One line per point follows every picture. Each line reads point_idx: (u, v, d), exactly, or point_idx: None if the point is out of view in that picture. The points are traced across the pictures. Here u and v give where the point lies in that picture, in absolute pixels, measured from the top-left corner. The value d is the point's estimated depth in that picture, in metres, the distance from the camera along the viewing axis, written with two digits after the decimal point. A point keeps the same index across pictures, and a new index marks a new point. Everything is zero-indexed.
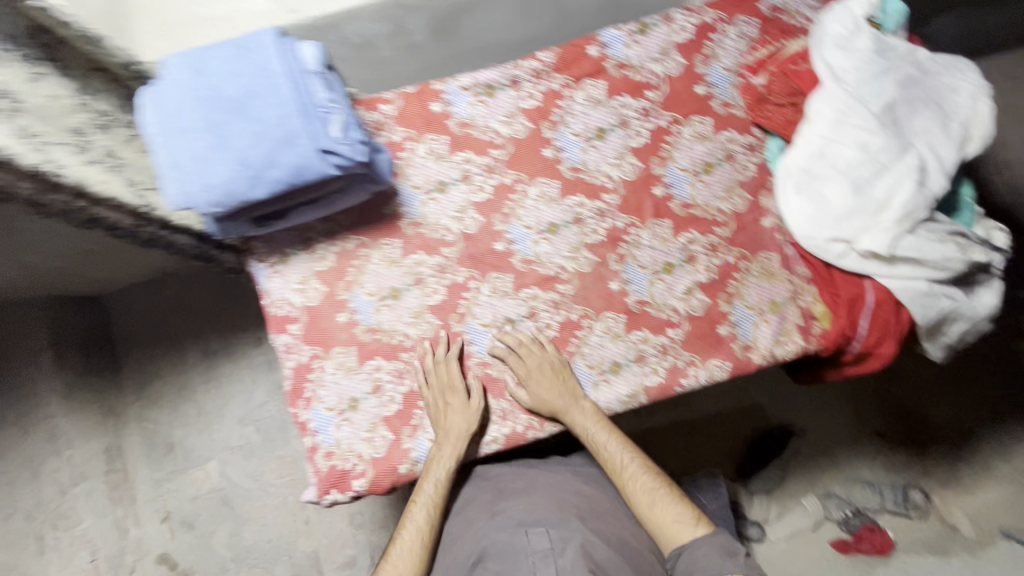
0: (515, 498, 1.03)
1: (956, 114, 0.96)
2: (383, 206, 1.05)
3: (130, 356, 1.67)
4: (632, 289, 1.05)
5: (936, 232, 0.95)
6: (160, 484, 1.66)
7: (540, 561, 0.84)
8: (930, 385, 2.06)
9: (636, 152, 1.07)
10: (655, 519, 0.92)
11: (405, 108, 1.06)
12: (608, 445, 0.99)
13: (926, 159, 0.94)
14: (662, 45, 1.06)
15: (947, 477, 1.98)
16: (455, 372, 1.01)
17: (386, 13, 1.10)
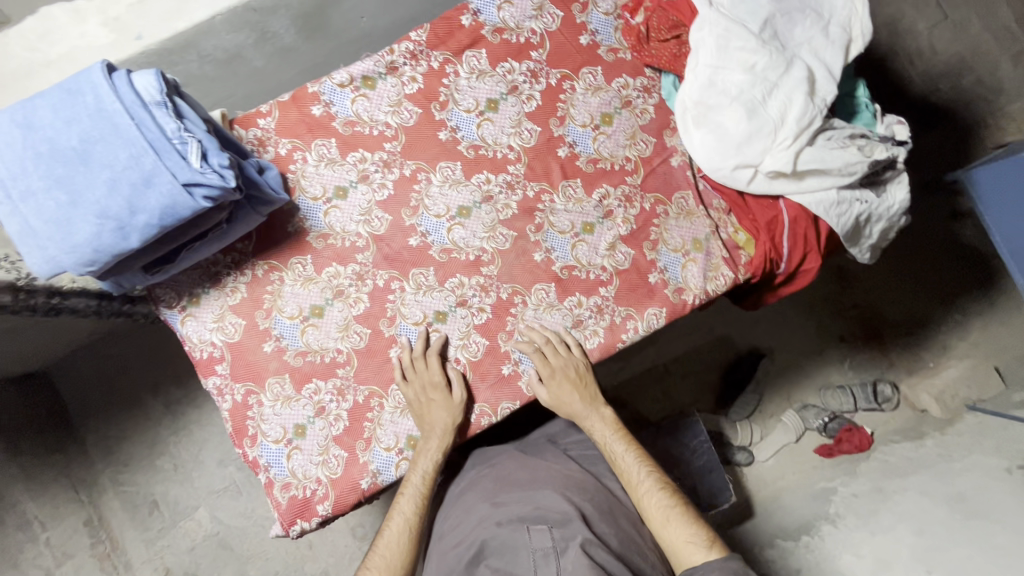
0: (516, 487, 1.01)
1: (833, 15, 0.95)
2: (285, 226, 1.01)
3: (89, 425, 1.60)
4: (557, 256, 1.03)
5: (836, 142, 0.95)
6: (152, 543, 1.60)
7: (540, 561, 0.85)
8: (879, 282, 2.15)
9: (532, 117, 1.04)
10: (666, 536, 0.91)
11: (284, 118, 1.01)
12: (628, 455, 1.01)
13: (813, 68, 0.93)
14: (535, 2, 1.03)
15: (911, 364, 2.08)
16: (434, 367, 0.98)
17: (242, 21, 1.03)
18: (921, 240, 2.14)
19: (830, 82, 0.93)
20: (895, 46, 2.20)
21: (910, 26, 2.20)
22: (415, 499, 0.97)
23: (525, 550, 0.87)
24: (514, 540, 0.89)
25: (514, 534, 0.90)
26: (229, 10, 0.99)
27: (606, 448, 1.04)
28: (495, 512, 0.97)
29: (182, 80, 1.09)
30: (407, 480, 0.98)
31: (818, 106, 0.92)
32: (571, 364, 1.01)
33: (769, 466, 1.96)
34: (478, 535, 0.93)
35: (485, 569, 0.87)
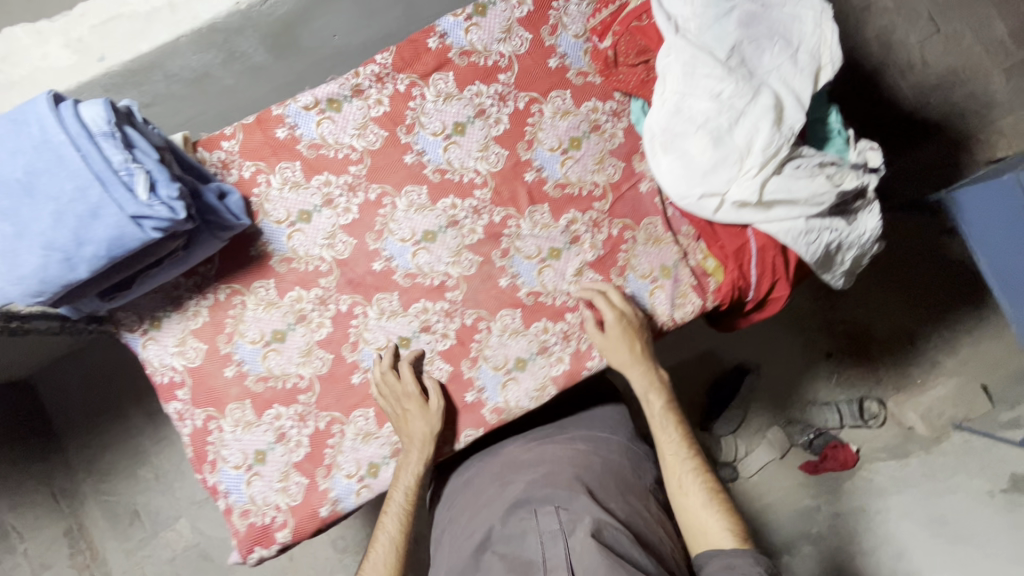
0: (527, 472, 1.02)
1: (801, 42, 0.93)
2: (247, 249, 1.00)
3: (72, 434, 1.59)
4: (522, 281, 1.02)
5: (809, 171, 0.94)
6: (132, 553, 1.59)
7: (548, 541, 0.81)
8: (868, 298, 2.10)
9: (499, 140, 1.02)
10: (692, 517, 0.87)
11: (248, 141, 1.00)
12: (671, 440, 0.95)
13: (781, 95, 0.92)
14: (504, 24, 1.01)
15: (899, 379, 2.05)
16: (406, 378, 0.97)
17: (207, 41, 1.01)
18: (909, 255, 2.11)
19: (799, 110, 0.92)
20: (886, 58, 2.18)
21: (901, 39, 2.19)
22: (411, 474, 0.95)
23: (533, 534, 0.84)
24: (521, 527, 0.86)
25: (522, 519, 0.88)
26: (193, 31, 0.98)
27: (653, 428, 0.97)
28: (501, 500, 0.97)
29: (148, 99, 1.07)
30: (406, 464, 0.96)
31: (785, 134, 0.91)
32: (632, 314, 0.99)
33: (753, 482, 1.91)
34: (485, 523, 0.93)
35: (493, 555, 0.85)
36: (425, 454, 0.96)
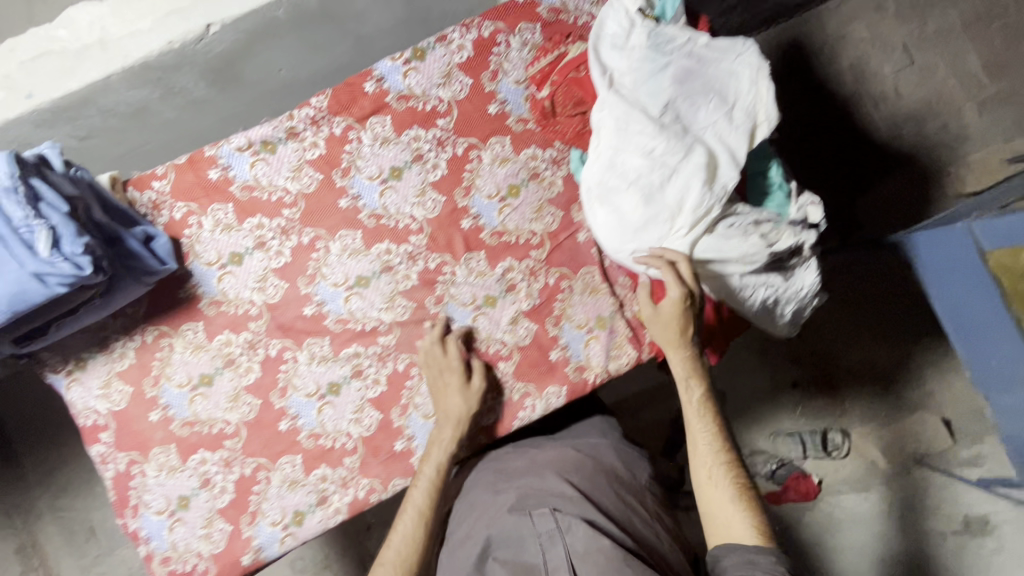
0: (520, 473, 1.00)
1: (737, 99, 0.92)
2: (176, 290, 0.98)
3: (28, 447, 1.54)
4: (456, 328, 1.01)
5: (739, 229, 0.94)
6: (86, 570, 1.55)
7: (546, 541, 0.82)
8: (841, 324, 1.96)
9: (436, 186, 1.01)
10: (709, 511, 0.83)
11: (179, 181, 0.98)
12: (704, 429, 0.88)
13: (715, 152, 0.90)
14: (443, 69, 1.00)
15: (868, 412, 1.90)
16: (453, 352, 0.98)
17: (142, 78, 0.99)
18: (895, 281, 1.94)
19: (733, 167, 0.90)
20: (860, 90, 2.12)
21: (876, 70, 2.13)
22: (444, 450, 0.95)
23: (530, 537, 0.84)
24: (518, 529, 0.86)
25: (517, 522, 0.87)
26: (124, 70, 0.96)
27: (687, 415, 0.90)
28: (494, 505, 0.94)
29: (84, 133, 1.05)
30: (442, 442, 0.96)
31: (714, 193, 0.90)
32: (693, 295, 0.90)
33: None
34: (482, 531, 0.90)
35: (494, 561, 0.84)
36: (457, 433, 0.96)
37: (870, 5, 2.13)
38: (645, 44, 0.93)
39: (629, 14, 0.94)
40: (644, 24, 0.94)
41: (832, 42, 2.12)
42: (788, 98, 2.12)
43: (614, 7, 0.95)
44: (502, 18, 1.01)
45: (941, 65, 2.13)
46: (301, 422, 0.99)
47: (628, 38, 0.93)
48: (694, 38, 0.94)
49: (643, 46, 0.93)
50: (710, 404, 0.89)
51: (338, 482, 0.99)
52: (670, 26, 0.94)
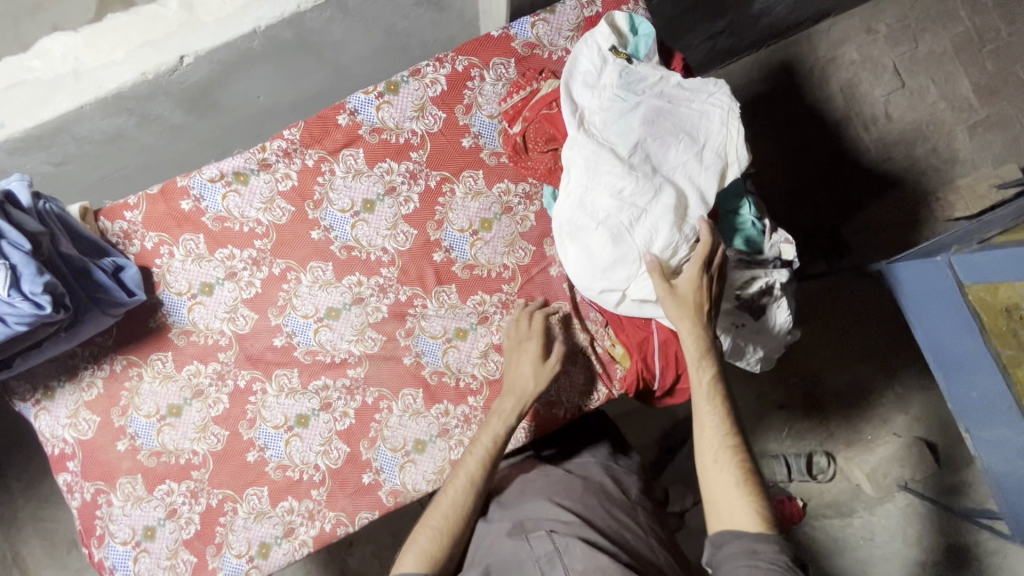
0: (518, 495, 0.96)
1: (707, 140, 0.92)
2: (146, 320, 0.98)
3: (11, 458, 1.52)
4: (426, 360, 1.01)
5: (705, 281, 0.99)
6: None
7: (546, 565, 0.80)
8: (826, 348, 1.93)
9: (408, 219, 1.01)
10: (711, 495, 0.79)
11: (150, 211, 0.98)
12: (711, 414, 0.83)
13: (684, 192, 0.90)
14: (416, 103, 1.00)
15: (850, 434, 1.90)
16: (534, 324, 0.97)
17: (116, 108, 1.00)
18: (878, 304, 1.93)
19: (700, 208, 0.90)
20: (850, 112, 2.11)
21: (866, 92, 2.12)
22: (505, 424, 0.92)
23: (529, 560, 0.81)
24: (516, 553, 0.83)
25: (514, 547, 0.84)
26: (98, 101, 0.96)
27: (694, 397, 0.85)
28: (490, 530, 0.90)
29: (59, 159, 1.05)
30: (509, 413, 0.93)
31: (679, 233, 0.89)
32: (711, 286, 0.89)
33: None
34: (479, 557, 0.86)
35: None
36: (521, 408, 0.93)
37: (859, 28, 2.14)
38: (617, 82, 0.94)
39: (602, 52, 0.95)
40: (616, 62, 0.95)
41: (822, 64, 2.12)
42: (776, 122, 2.11)
43: (586, 46, 0.96)
44: (476, 52, 1.01)
45: (932, 86, 2.12)
46: (268, 453, 0.99)
47: (600, 77, 0.94)
48: (665, 78, 0.94)
49: (615, 84, 0.93)
50: (720, 387, 0.84)
51: (305, 515, 0.99)
52: (641, 66, 0.95)
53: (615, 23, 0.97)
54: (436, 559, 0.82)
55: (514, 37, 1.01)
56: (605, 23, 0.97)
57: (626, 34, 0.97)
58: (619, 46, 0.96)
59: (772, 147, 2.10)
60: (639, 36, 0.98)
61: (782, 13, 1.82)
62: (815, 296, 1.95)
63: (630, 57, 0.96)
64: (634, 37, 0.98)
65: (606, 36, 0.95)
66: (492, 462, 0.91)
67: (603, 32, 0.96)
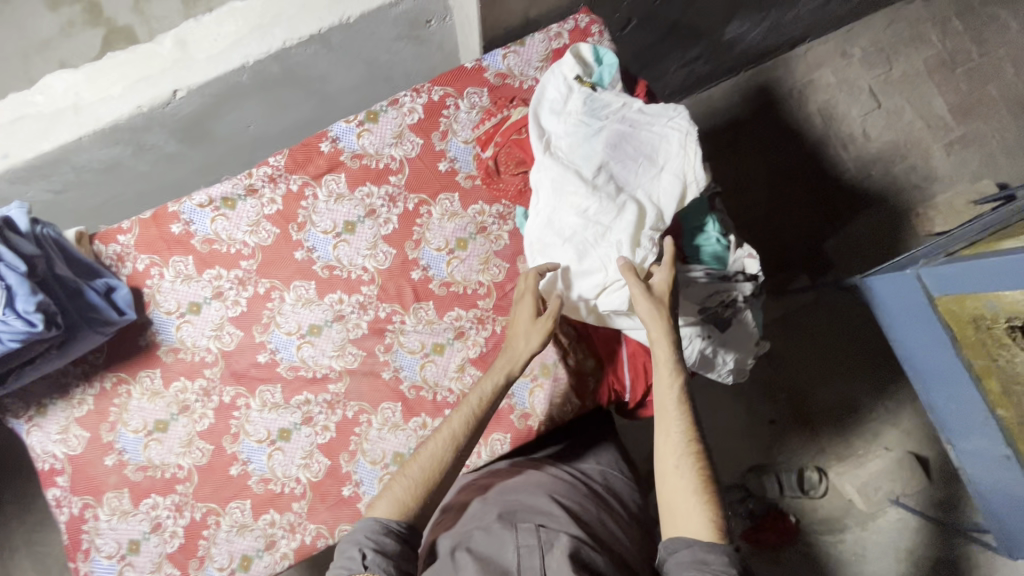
0: (505, 486, 0.94)
1: (666, 162, 0.96)
2: (136, 339, 1.02)
3: (5, 480, 1.55)
4: (405, 374, 1.04)
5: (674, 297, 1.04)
6: None
7: (524, 555, 0.75)
8: (812, 363, 1.95)
9: (388, 239, 1.06)
10: (668, 496, 0.80)
11: (143, 235, 1.03)
12: (673, 421, 0.84)
13: (645, 210, 0.94)
14: (395, 130, 1.06)
15: (841, 449, 1.89)
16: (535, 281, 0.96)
17: (112, 139, 1.06)
18: (862, 321, 1.95)
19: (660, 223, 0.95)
20: (828, 134, 2.17)
21: (843, 113, 2.18)
22: (492, 383, 0.90)
23: (510, 545, 0.77)
24: (497, 538, 0.79)
25: (495, 528, 0.81)
26: (95, 132, 1.02)
27: (658, 402, 0.87)
28: (480, 509, 0.89)
29: (59, 187, 1.12)
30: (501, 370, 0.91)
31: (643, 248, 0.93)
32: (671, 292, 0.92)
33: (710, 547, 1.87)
34: (458, 538, 0.83)
35: (468, 554, 0.77)
36: (512, 367, 0.91)
37: (834, 52, 2.21)
38: (581, 109, 1.00)
39: (569, 81, 1.01)
40: (582, 90, 1.01)
41: (799, 88, 2.19)
42: (756, 143, 2.16)
43: (553, 75, 1.02)
44: (451, 83, 1.08)
45: (907, 108, 2.18)
46: (251, 466, 1.02)
47: (565, 104, 1.00)
48: (627, 105, 1.00)
49: (580, 110, 0.99)
50: (684, 396, 0.86)
51: (286, 528, 1.01)
52: (605, 95, 1.01)
53: (581, 55, 1.03)
54: (409, 504, 0.81)
55: (487, 68, 1.07)
56: (572, 55, 1.03)
57: (592, 65, 1.04)
58: (584, 75, 1.02)
59: (753, 167, 2.14)
60: (603, 65, 1.04)
61: (756, 40, 1.90)
62: (797, 312, 1.99)
63: (594, 85, 1.02)
64: (599, 68, 1.04)
65: (571, 65, 1.01)
66: (477, 419, 0.87)
67: (570, 63, 1.02)
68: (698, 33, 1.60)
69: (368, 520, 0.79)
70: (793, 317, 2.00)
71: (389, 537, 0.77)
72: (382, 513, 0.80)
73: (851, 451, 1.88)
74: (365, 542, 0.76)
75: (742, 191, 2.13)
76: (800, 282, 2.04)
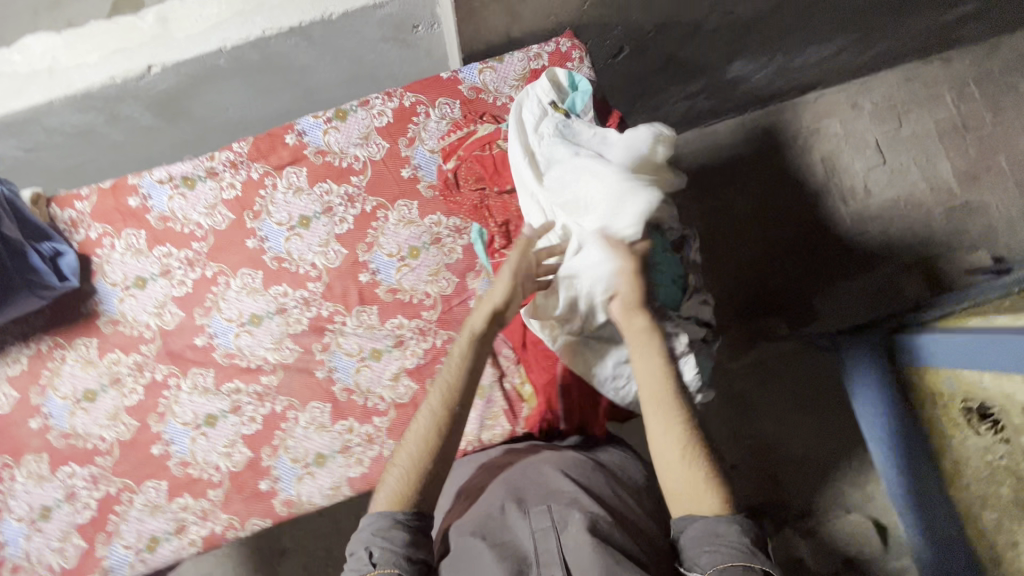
0: (504, 467, 0.93)
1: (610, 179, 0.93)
2: (78, 306, 1.03)
3: None
4: (338, 376, 1.03)
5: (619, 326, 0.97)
6: None
7: (540, 538, 0.75)
8: (781, 413, 1.91)
9: (341, 238, 1.05)
10: (674, 486, 0.80)
11: (99, 204, 1.04)
12: (669, 407, 0.83)
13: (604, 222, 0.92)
14: (362, 131, 1.06)
15: (801, 506, 1.84)
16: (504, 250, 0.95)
17: (84, 105, 1.07)
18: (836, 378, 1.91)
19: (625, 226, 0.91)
20: (829, 183, 2.11)
21: (847, 165, 2.12)
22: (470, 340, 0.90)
23: (526, 529, 0.77)
24: (513, 522, 0.79)
25: (509, 514, 0.80)
26: (67, 97, 1.03)
27: (646, 403, 0.84)
28: (495, 488, 0.87)
29: (30, 146, 1.13)
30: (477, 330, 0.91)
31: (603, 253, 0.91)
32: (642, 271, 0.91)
33: None
34: (478, 514, 0.83)
35: (484, 540, 0.77)
36: (474, 327, 0.91)
37: (845, 103, 2.17)
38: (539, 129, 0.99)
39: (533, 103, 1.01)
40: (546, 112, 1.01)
41: (804, 134, 2.14)
42: (753, 183, 2.10)
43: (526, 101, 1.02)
44: (425, 91, 1.07)
45: (912, 168, 2.13)
46: (173, 448, 1.01)
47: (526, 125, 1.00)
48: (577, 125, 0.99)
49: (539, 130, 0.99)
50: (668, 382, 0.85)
51: (198, 514, 1.00)
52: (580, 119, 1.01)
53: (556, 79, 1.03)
54: (414, 494, 0.81)
55: (462, 81, 1.07)
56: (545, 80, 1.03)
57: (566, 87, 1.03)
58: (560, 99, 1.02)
59: (746, 208, 2.08)
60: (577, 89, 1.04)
61: (762, 81, 1.87)
62: (773, 360, 1.95)
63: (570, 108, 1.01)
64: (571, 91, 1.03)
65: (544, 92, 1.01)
66: (452, 389, 0.87)
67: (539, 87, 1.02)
68: (697, 69, 1.58)
69: (373, 516, 0.80)
70: (768, 365, 1.96)
71: (396, 530, 0.77)
72: (384, 508, 0.80)
73: (811, 510, 1.83)
74: (371, 539, 0.77)
75: (733, 229, 2.07)
76: (779, 328, 1.98)
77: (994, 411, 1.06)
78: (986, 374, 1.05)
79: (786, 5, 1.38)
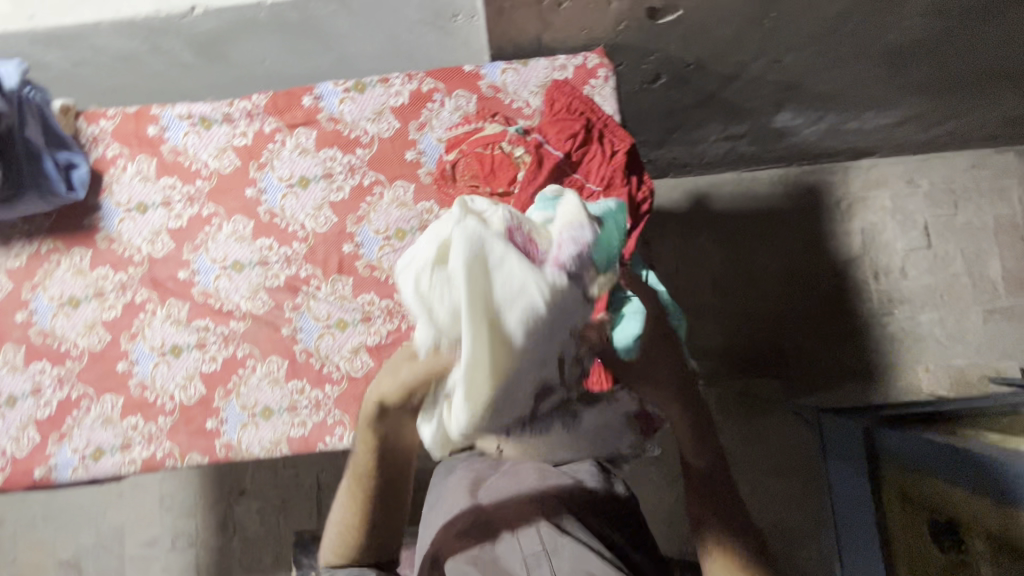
0: (497, 494, 0.83)
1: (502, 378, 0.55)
2: (81, 217, 1.09)
3: None
4: (301, 338, 1.06)
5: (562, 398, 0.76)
6: None
7: (532, 560, 0.71)
8: (758, 478, 1.84)
9: (333, 206, 1.08)
10: None
11: (121, 126, 1.09)
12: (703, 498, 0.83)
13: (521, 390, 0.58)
14: (377, 107, 1.08)
15: None
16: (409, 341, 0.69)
17: (129, 32, 1.12)
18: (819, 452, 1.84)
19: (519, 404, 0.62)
20: (863, 256, 2.01)
21: (887, 241, 2.02)
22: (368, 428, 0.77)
23: (514, 550, 0.73)
24: (499, 548, 0.74)
25: (499, 540, 0.75)
26: (114, 22, 1.09)
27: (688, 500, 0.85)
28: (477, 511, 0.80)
29: (76, 60, 1.19)
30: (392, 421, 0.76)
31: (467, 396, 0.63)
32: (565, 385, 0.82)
33: None
34: (463, 539, 0.76)
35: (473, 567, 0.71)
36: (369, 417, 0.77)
37: (901, 177, 2.05)
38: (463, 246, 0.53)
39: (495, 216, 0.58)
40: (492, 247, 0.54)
41: (849, 200, 2.04)
42: (781, 238, 2.03)
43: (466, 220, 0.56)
44: (445, 80, 1.09)
45: (957, 259, 2.01)
46: (136, 369, 1.06)
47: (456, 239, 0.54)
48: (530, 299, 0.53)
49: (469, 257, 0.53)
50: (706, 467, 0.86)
51: (145, 436, 1.04)
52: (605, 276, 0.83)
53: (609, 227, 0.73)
54: (354, 557, 0.82)
55: (484, 77, 1.08)
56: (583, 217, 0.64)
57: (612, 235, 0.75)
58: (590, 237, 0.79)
59: (767, 262, 2.01)
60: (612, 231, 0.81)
61: (811, 137, 1.80)
62: (760, 420, 1.88)
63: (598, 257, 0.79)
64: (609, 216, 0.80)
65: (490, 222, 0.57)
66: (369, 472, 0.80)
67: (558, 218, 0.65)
68: (740, 112, 1.53)
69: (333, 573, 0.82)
70: (754, 426, 1.87)
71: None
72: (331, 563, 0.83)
73: None
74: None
75: (749, 281, 2.00)
76: (771, 389, 1.91)
77: (961, 528, 0.95)
78: (958, 490, 0.94)
79: (843, 65, 1.31)
